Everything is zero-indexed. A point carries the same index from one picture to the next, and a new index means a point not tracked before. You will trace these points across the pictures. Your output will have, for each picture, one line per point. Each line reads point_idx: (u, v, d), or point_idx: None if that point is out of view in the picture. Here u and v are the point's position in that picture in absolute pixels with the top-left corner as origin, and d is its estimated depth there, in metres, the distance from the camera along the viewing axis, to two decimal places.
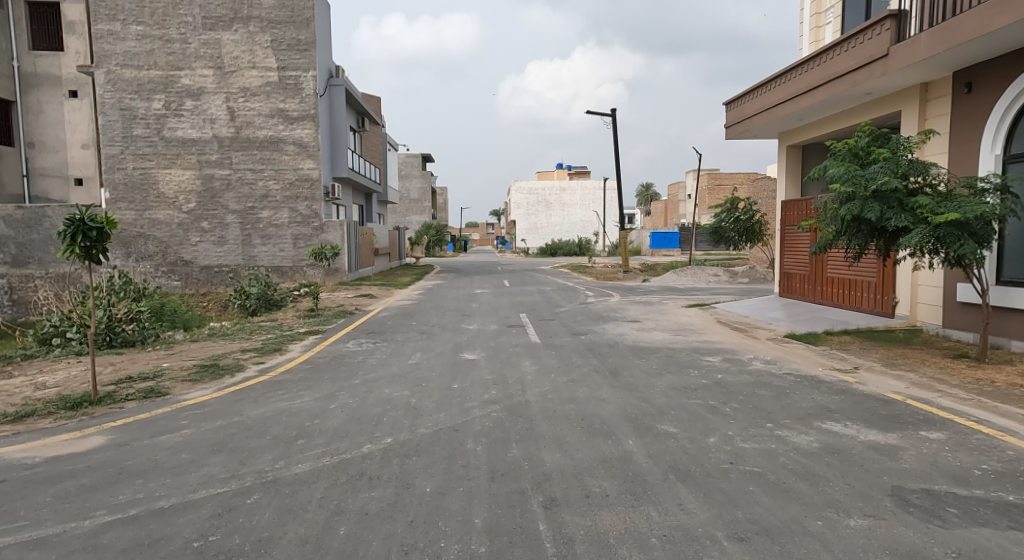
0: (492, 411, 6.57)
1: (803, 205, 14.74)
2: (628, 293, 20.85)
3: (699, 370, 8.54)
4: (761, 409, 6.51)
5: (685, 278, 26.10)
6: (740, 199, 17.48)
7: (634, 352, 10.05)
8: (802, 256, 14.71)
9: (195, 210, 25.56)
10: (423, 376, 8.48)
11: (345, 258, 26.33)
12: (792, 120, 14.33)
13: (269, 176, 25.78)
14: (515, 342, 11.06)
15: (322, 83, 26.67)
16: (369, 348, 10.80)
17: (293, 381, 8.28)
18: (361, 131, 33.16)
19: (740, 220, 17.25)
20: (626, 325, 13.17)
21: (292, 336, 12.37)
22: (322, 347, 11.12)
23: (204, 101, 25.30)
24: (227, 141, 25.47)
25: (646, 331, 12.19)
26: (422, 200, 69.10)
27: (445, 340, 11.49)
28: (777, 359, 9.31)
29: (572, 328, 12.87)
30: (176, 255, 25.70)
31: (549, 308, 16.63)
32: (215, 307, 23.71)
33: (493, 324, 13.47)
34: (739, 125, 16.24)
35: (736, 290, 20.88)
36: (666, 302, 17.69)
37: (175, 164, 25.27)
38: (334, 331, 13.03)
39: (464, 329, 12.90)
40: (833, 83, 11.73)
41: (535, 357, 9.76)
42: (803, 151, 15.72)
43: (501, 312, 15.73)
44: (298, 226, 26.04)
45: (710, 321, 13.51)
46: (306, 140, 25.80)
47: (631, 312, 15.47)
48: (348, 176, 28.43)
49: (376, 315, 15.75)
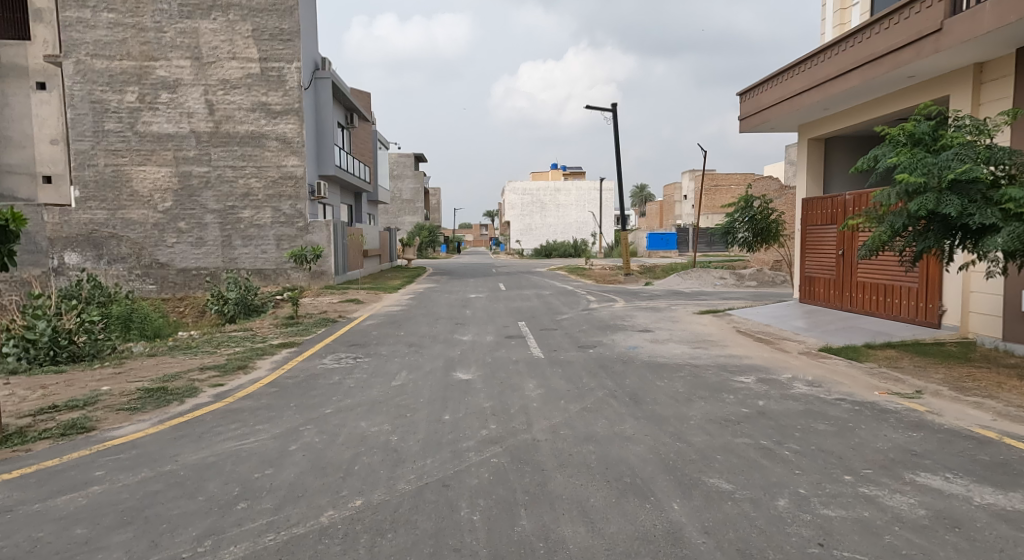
0: (492, 456, 5.24)
1: (829, 202, 13.46)
2: (631, 298, 19.54)
3: (734, 395, 7.23)
4: (828, 452, 5.19)
5: (689, 281, 24.85)
6: (756, 197, 16.13)
7: (652, 371, 8.73)
8: (828, 258, 13.45)
9: (171, 209, 24.09)
10: (406, 403, 7.14)
11: (331, 260, 24.93)
12: (817, 109, 13.08)
13: (250, 173, 24.36)
14: (516, 358, 9.73)
15: (308, 75, 25.32)
16: (347, 366, 9.44)
17: (251, 410, 6.93)
18: (349, 128, 31.82)
19: (756, 220, 15.88)
20: (637, 335, 11.87)
21: (263, 349, 10.98)
22: (294, 363, 9.72)
23: (181, 94, 23.86)
24: (205, 136, 24.05)
25: (661, 344, 10.89)
26: (415, 201, 67.63)
27: (435, 355, 10.15)
28: (820, 379, 7.98)
29: (577, 339, 11.55)
30: (151, 257, 24.22)
31: (550, 315, 15.32)
32: (192, 313, 22.30)
33: (489, 335, 12.15)
34: (755, 116, 15.01)
35: (746, 295, 19.61)
36: (675, 309, 16.39)
37: (151, 160, 23.80)
38: (311, 344, 11.61)
39: (456, 341, 11.56)
40: (873, 66, 10.44)
41: (539, 376, 8.43)
42: (825, 145, 14.50)
43: (497, 320, 14.41)
44: (281, 226, 24.64)
45: (729, 331, 12.24)
46: (290, 135, 24.42)
47: (639, 320, 14.18)
48: (336, 174, 27.07)
49: (361, 324, 14.38)
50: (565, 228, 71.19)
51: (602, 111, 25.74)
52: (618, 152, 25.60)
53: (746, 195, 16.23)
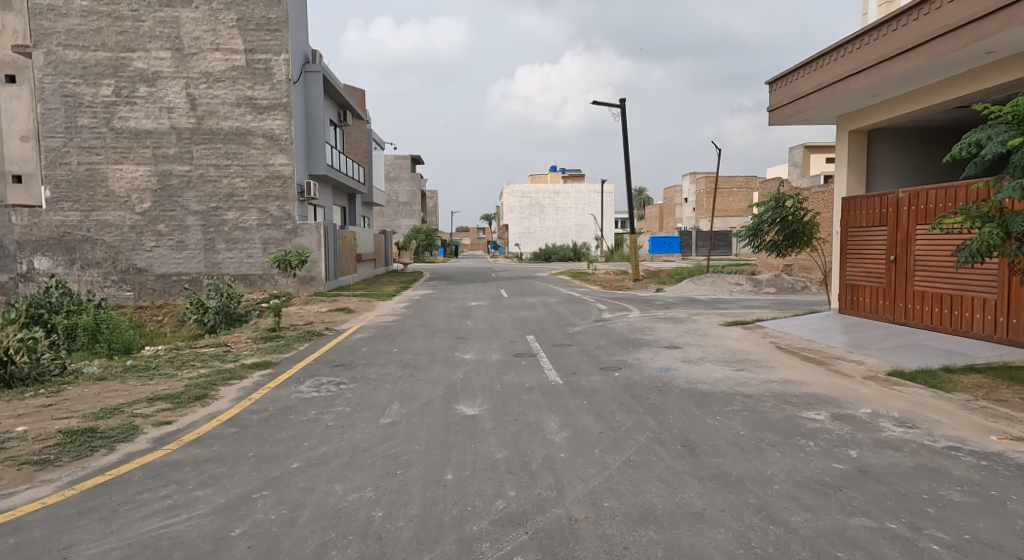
0: (516, 553, 3.70)
1: (876, 202, 11.98)
2: (645, 307, 18.02)
3: (814, 441, 5.68)
4: (994, 547, 3.63)
5: (703, 288, 23.35)
6: (789, 195, 14.59)
7: (697, 403, 7.18)
8: (875, 264, 11.96)
9: (150, 210, 22.50)
10: (396, 452, 5.58)
11: (321, 265, 23.39)
12: (864, 97, 11.65)
13: (235, 172, 22.82)
14: (530, 384, 8.19)
15: (297, 68, 23.80)
16: (329, 395, 7.86)
17: (197, 462, 5.36)
18: (342, 125, 30.30)
19: (787, 220, 14.34)
20: (665, 354, 10.34)
21: (232, 371, 9.39)
22: (265, 390, 8.12)
23: (160, 87, 22.30)
24: (187, 132, 22.49)
25: (695, 365, 9.36)
26: (412, 203, 66.07)
27: (433, 381, 8.60)
28: (911, 416, 6.43)
29: (597, 358, 10.03)
30: (128, 262, 22.61)
31: (560, 327, 13.78)
32: (171, 322, 20.80)
33: (495, 353, 10.61)
34: (789, 107, 13.51)
35: (770, 303, 18.09)
36: (698, 320, 14.85)
37: (128, 159, 22.23)
38: (291, 364, 9.99)
39: (457, 361, 10.03)
40: (945, 39, 8.98)
41: (561, 410, 6.89)
42: (869, 139, 13.03)
43: (503, 333, 12.88)
44: (267, 229, 23.08)
45: (768, 348, 10.74)
46: (278, 132, 22.89)
47: (661, 333, 12.65)
48: (327, 174, 25.52)
49: (350, 338, 12.82)
50: (565, 231, 69.73)
51: (610, 107, 24.30)
52: (627, 150, 24.11)
53: (777, 192, 14.70)
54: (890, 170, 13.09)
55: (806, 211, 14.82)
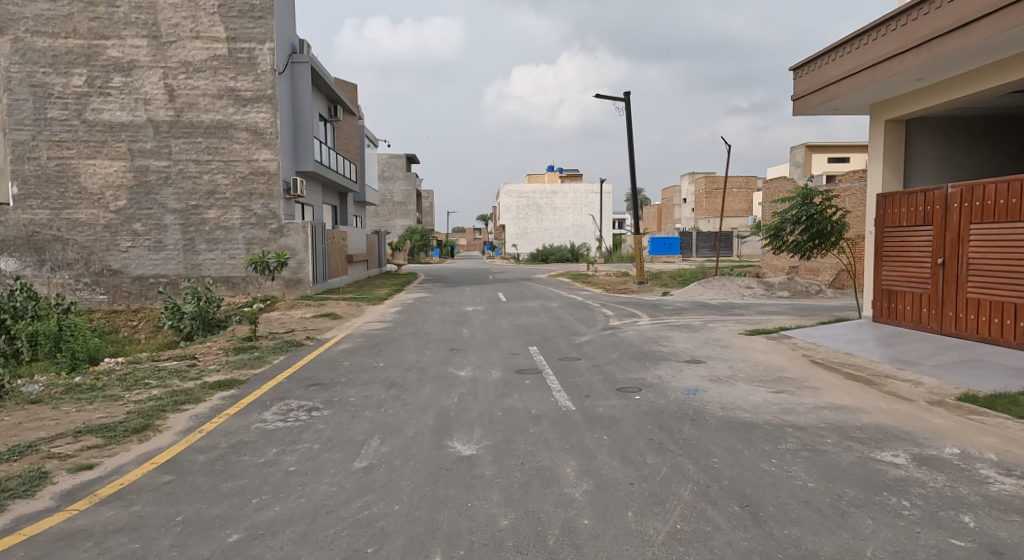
0: None
1: (920, 199, 10.77)
2: (655, 312, 16.78)
3: (910, 499, 4.42)
4: None
5: (713, 291, 22.11)
6: (818, 191, 13.30)
7: (742, 438, 5.89)
8: (918, 268, 10.73)
9: (125, 208, 21.15)
10: (369, 516, 4.29)
11: (308, 267, 22.06)
12: (908, 80, 10.41)
13: (216, 168, 21.49)
14: (536, 412, 6.90)
15: (283, 58, 22.47)
16: (296, 426, 6.56)
17: (101, 536, 4.06)
18: (332, 120, 28.95)
19: (815, 218, 13.06)
20: (688, 371, 9.06)
21: (188, 393, 8.07)
22: (221, 419, 6.81)
23: (136, 77, 20.94)
24: (165, 126, 21.14)
25: (726, 386, 8.08)
26: (407, 203, 64.69)
27: (422, 406, 7.30)
28: (1013, 460, 5.17)
29: (612, 376, 8.74)
30: (101, 263, 21.25)
31: (566, 336, 12.51)
32: (147, 328, 19.50)
33: (494, 369, 9.32)
34: (818, 94, 12.22)
35: (788, 309, 16.86)
36: (715, 328, 13.61)
37: (101, 153, 20.87)
38: (260, 384, 8.66)
39: (452, 379, 8.74)
40: (1013, 10, 7.75)
41: (578, 449, 5.60)
42: (907, 129, 11.76)
43: (502, 344, 11.61)
44: (251, 228, 21.77)
45: (803, 363, 9.50)
46: (262, 125, 21.56)
47: (679, 345, 11.39)
48: (316, 170, 24.19)
49: (332, 349, 11.53)
50: (563, 231, 68.45)
51: (614, 100, 23.01)
52: (631, 146, 22.86)
53: (805, 187, 13.43)
54: (929, 164, 11.85)
55: (836, 209, 13.50)
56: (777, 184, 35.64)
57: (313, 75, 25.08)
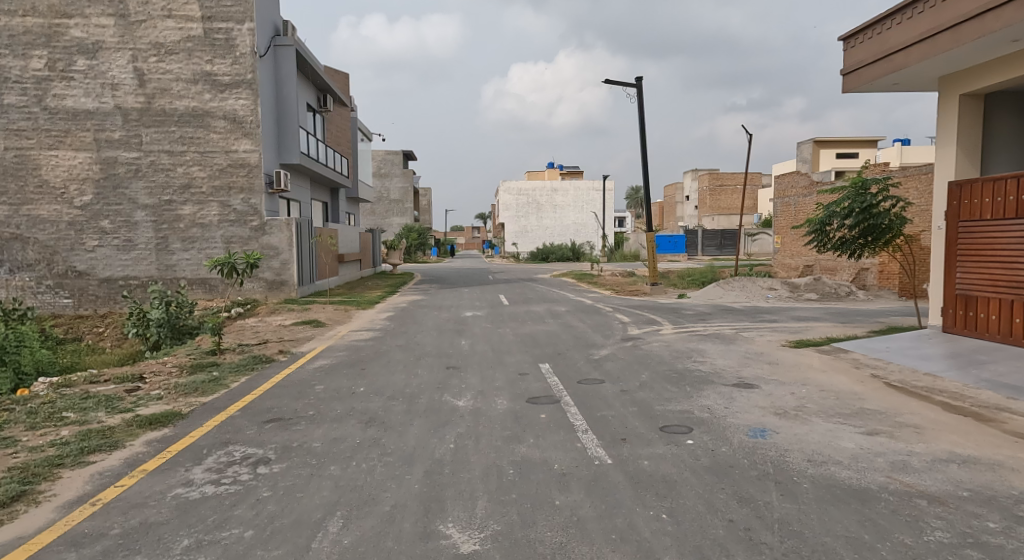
0: None
1: (1010, 186, 9.00)
2: (676, 319, 14.98)
3: None
4: None
5: (733, 294, 20.34)
6: (879, 183, 11.43)
7: (864, 519, 4.10)
8: (1006, 268, 8.97)
9: (91, 204, 19.30)
10: None
11: (293, 267, 20.29)
12: (997, 43, 8.62)
13: (192, 160, 19.67)
14: (560, 470, 5.09)
15: (265, 40, 20.61)
16: (229, 494, 4.73)
17: None
18: (322, 110, 27.08)
19: (871, 212, 11.21)
20: (742, 400, 7.23)
21: (104, 434, 6.23)
22: (131, 482, 4.99)
23: (101, 60, 19.09)
24: (134, 113, 19.30)
25: (801, 424, 6.27)
26: (404, 200, 62.73)
27: (407, 457, 5.50)
28: None
29: (650, 409, 6.94)
30: (65, 264, 19.41)
31: (581, 350, 10.69)
32: (113, 335, 17.76)
33: (500, 397, 7.52)
34: (880, 64, 10.36)
35: (826, 315, 15.09)
36: (752, 339, 11.81)
37: (64, 144, 19.03)
38: (204, 420, 6.83)
39: (448, 412, 6.95)
40: None
41: (630, 544, 3.82)
42: (985, 106, 10.00)
43: (508, 360, 9.81)
44: (230, 225, 19.98)
45: (880, 389, 7.70)
46: (241, 113, 19.77)
47: (717, 362, 9.59)
48: (302, 163, 22.36)
49: (305, 367, 9.72)
50: (563, 230, 66.64)
51: (624, 87, 21.24)
52: (643, 136, 21.09)
53: (864, 177, 11.58)
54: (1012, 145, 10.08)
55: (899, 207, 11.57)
56: (789, 180, 33.64)
57: (299, 61, 23.26)
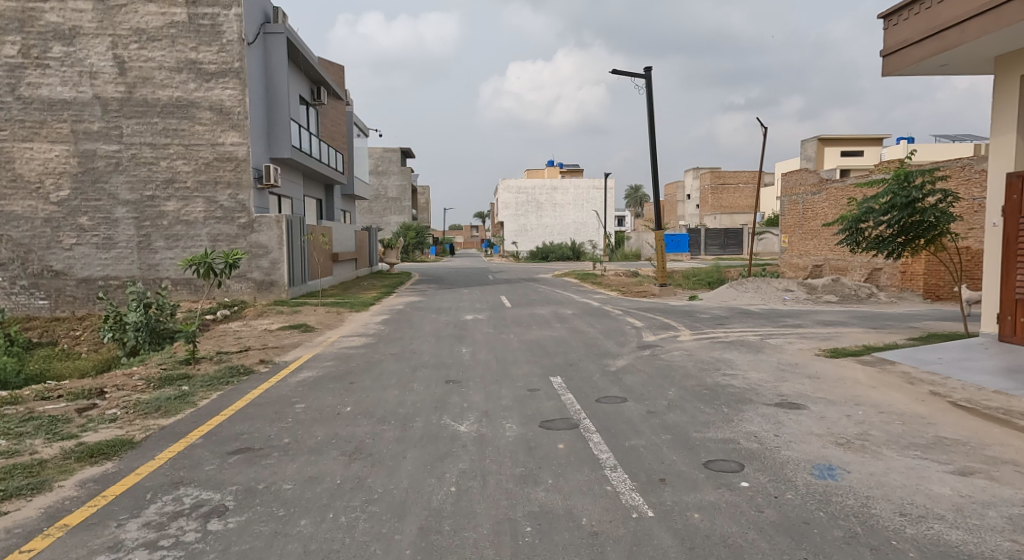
0: None
1: None
2: (692, 323, 13.93)
3: None
4: None
5: (748, 296, 19.28)
6: (924, 175, 10.36)
7: None
8: None
9: (69, 200, 18.17)
10: None
11: (283, 267, 19.21)
12: None
13: (176, 153, 18.56)
14: (590, 528, 4.05)
15: (254, 27, 19.53)
16: None
17: None
18: (316, 103, 25.99)
19: (914, 207, 10.14)
20: (793, 426, 6.16)
21: (29, 472, 5.13)
22: (40, 546, 3.91)
23: (79, 47, 17.99)
24: (114, 104, 18.19)
25: (873, 458, 5.20)
26: (402, 198, 61.62)
27: (397, 506, 4.43)
28: None
29: (687, 437, 5.85)
30: (41, 263, 18.31)
31: (596, 360, 9.61)
32: (89, 340, 16.68)
33: (508, 421, 6.44)
34: (929, 42, 9.28)
35: (853, 320, 14.04)
36: (782, 347, 10.75)
37: (39, 136, 17.94)
38: (156, 450, 5.74)
39: (447, 441, 5.86)
40: None
41: None
42: None
43: (515, 372, 8.72)
44: (217, 223, 18.90)
45: (951, 412, 6.61)
46: (228, 104, 18.70)
47: (750, 375, 8.53)
48: (294, 157, 21.27)
49: (287, 381, 8.62)
50: (563, 229, 65.61)
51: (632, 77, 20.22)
52: (652, 130, 20.05)
53: (906, 169, 10.50)
54: None
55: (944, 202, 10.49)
56: (798, 177, 32.45)
57: (291, 50, 22.17)
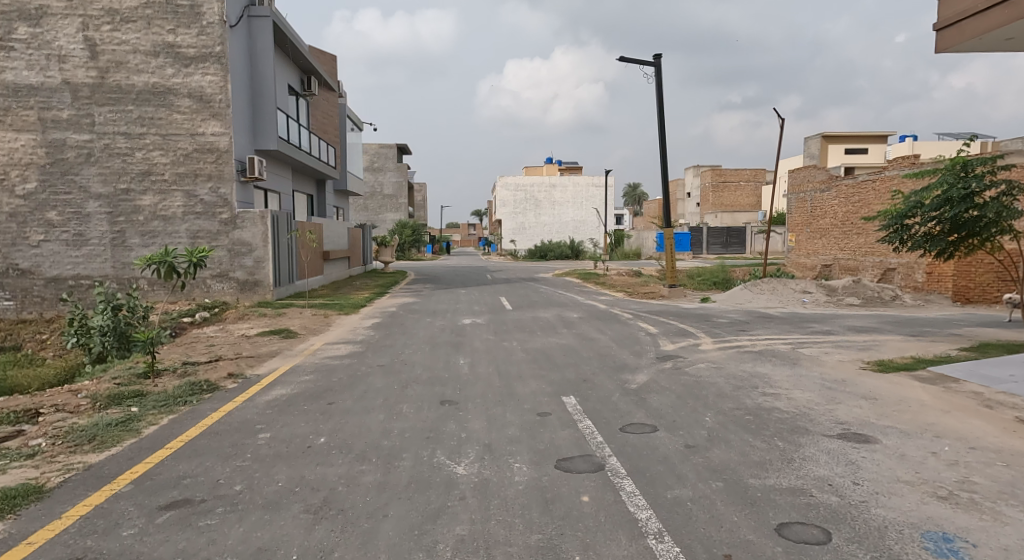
0: None
1: None
2: (712, 329, 12.69)
3: None
4: None
5: (764, 298, 18.06)
6: (982, 164, 9.18)
7: None
8: None
9: (36, 193, 16.88)
10: None
11: (268, 265, 17.94)
12: None
13: (152, 144, 17.26)
14: None
15: (237, 8, 18.25)
16: None
17: None
18: (306, 93, 24.68)
19: (974, 199, 8.94)
20: (873, 469, 4.94)
21: None
22: None
23: (47, 28, 16.70)
24: (85, 90, 16.88)
25: (997, 521, 3.99)
26: (398, 196, 60.36)
27: None
28: None
29: (745, 485, 4.63)
30: (7, 261, 17.03)
31: (612, 375, 8.36)
32: (56, 344, 15.41)
33: (516, 459, 5.21)
34: (996, 10, 8.06)
35: (888, 326, 12.81)
36: (821, 359, 9.52)
37: (4, 124, 16.66)
38: (68, 503, 4.50)
39: (441, 491, 4.61)
40: None
41: None
42: None
43: (521, 391, 7.46)
44: (196, 218, 17.62)
45: None
46: (209, 90, 17.42)
47: (796, 396, 7.30)
48: (281, 148, 19.98)
49: (254, 401, 7.35)
50: (562, 227, 64.37)
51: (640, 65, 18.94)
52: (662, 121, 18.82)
53: (963, 158, 9.32)
54: None
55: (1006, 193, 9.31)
56: (806, 173, 31.26)
57: (277, 35, 20.89)
